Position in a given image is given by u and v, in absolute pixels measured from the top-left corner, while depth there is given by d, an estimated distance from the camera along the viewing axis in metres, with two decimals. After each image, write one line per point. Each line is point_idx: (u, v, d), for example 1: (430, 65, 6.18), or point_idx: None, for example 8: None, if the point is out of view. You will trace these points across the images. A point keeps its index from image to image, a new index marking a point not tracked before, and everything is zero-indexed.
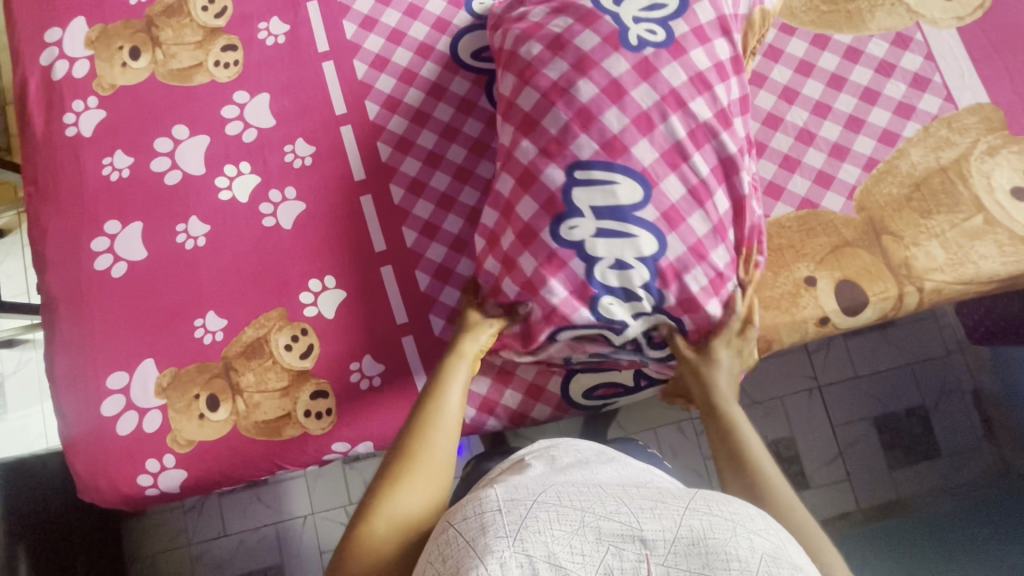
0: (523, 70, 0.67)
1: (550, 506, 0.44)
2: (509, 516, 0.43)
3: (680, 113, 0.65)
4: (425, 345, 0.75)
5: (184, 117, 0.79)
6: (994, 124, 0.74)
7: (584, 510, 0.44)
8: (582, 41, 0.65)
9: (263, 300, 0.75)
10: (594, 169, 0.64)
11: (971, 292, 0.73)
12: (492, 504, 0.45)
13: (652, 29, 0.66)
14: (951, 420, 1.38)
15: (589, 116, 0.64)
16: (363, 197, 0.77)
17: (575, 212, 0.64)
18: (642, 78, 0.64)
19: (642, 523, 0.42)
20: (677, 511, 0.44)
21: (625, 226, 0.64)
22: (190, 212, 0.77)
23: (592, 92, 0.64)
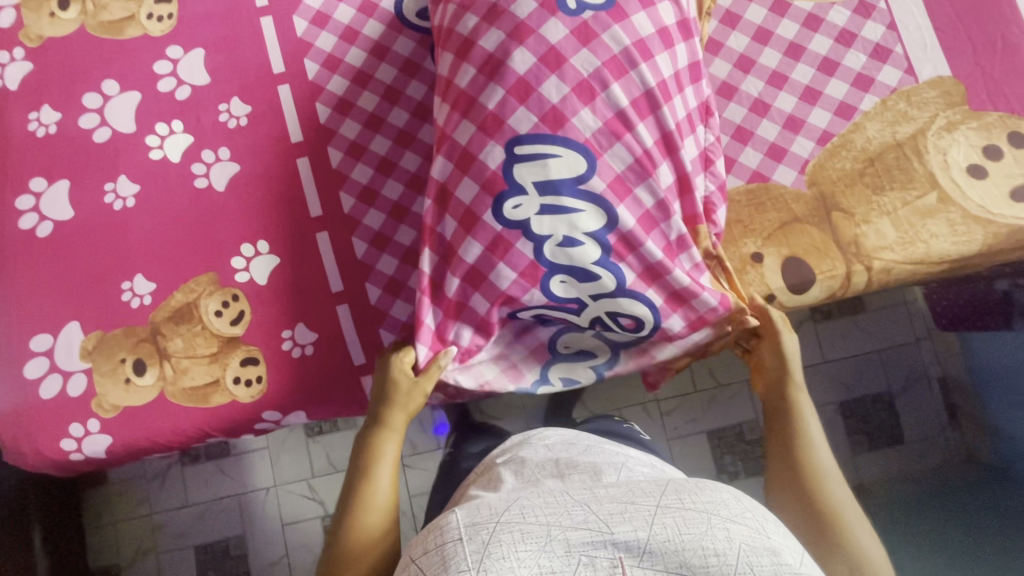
0: (462, 44, 0.63)
1: (514, 525, 0.43)
2: (471, 545, 0.42)
3: (621, 77, 0.60)
4: (360, 314, 0.73)
5: (114, 72, 0.75)
6: (953, 98, 0.71)
7: (550, 524, 0.43)
8: (517, 8, 0.60)
9: (194, 264, 0.73)
10: (531, 144, 0.60)
11: (923, 272, 0.71)
12: (453, 533, 0.44)
13: None
14: (917, 407, 1.38)
15: (527, 88, 0.59)
16: (300, 159, 0.75)
17: (517, 190, 0.60)
18: (582, 44, 0.59)
19: (613, 526, 0.42)
20: (648, 511, 0.43)
21: (569, 202, 0.60)
22: (120, 171, 0.74)
23: (529, 63, 0.59)
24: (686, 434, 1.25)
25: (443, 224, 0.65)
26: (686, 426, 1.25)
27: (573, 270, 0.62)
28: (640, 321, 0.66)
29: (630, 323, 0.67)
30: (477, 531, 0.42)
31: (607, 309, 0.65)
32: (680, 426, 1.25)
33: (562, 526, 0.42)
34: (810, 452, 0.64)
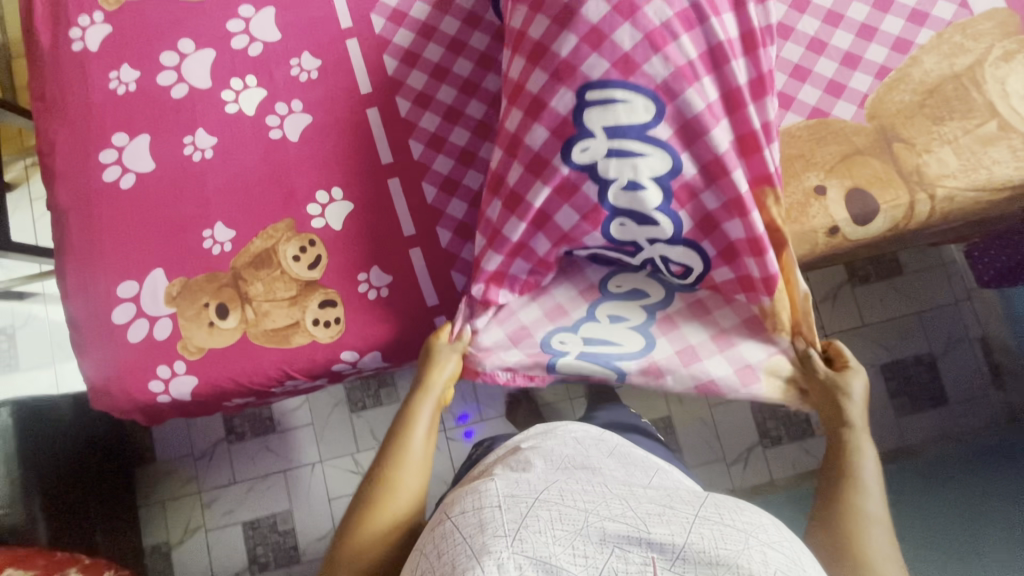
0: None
1: (552, 506, 0.45)
2: (509, 514, 0.44)
3: (692, 29, 0.60)
4: (432, 256, 0.75)
5: (190, 31, 0.78)
6: (1009, 29, 0.73)
7: (588, 512, 0.44)
8: None
9: (271, 211, 0.75)
10: (602, 90, 0.61)
11: (986, 200, 0.72)
12: (491, 500, 0.47)
13: None
14: (960, 367, 1.37)
15: (600, 35, 0.60)
16: (370, 109, 0.77)
17: (587, 134, 0.62)
18: None
19: (650, 526, 0.43)
20: (685, 519, 0.44)
21: (635, 146, 0.61)
22: (198, 125, 0.77)
23: (602, 11, 0.60)
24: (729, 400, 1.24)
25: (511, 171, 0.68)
26: None
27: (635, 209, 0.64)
28: (689, 269, 0.68)
29: (680, 270, 0.69)
30: (517, 503, 0.45)
31: (662, 254, 0.68)
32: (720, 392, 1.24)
33: (599, 516, 0.44)
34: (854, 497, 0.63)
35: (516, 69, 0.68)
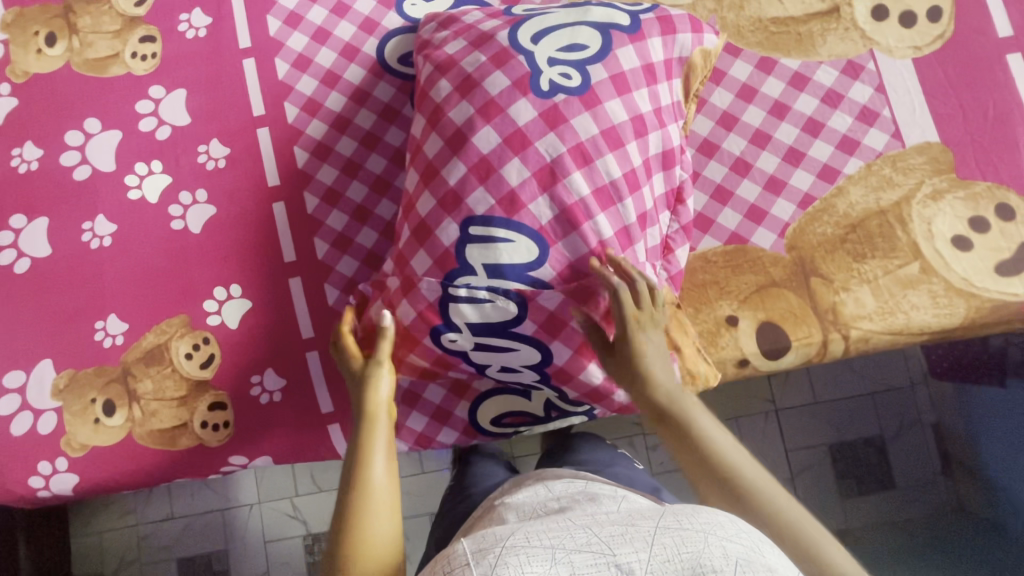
0: (432, 112, 0.62)
1: (518, 547, 0.41)
2: (477, 569, 0.40)
3: (584, 165, 0.58)
4: (329, 361, 0.73)
5: (98, 111, 0.76)
6: (941, 165, 0.69)
7: (553, 545, 0.42)
8: (491, 84, 0.59)
9: (167, 305, 0.73)
10: (485, 226, 0.58)
11: (901, 343, 0.69)
12: (460, 559, 0.42)
13: (567, 73, 0.59)
14: (911, 453, 1.22)
15: (489, 168, 0.58)
16: (277, 204, 0.75)
17: (468, 270, 0.58)
18: (549, 127, 0.58)
19: (615, 548, 0.41)
20: (648, 532, 0.43)
21: (516, 288, 0.58)
22: (98, 210, 0.74)
23: (492, 142, 0.58)
24: (674, 469, 1.17)
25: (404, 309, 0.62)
26: (672, 461, 1.17)
27: (504, 352, 0.61)
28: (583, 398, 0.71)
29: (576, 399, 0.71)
30: (483, 555, 0.41)
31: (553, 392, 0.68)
32: (666, 460, 1.17)
33: (565, 549, 0.41)
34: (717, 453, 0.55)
35: (409, 184, 0.64)
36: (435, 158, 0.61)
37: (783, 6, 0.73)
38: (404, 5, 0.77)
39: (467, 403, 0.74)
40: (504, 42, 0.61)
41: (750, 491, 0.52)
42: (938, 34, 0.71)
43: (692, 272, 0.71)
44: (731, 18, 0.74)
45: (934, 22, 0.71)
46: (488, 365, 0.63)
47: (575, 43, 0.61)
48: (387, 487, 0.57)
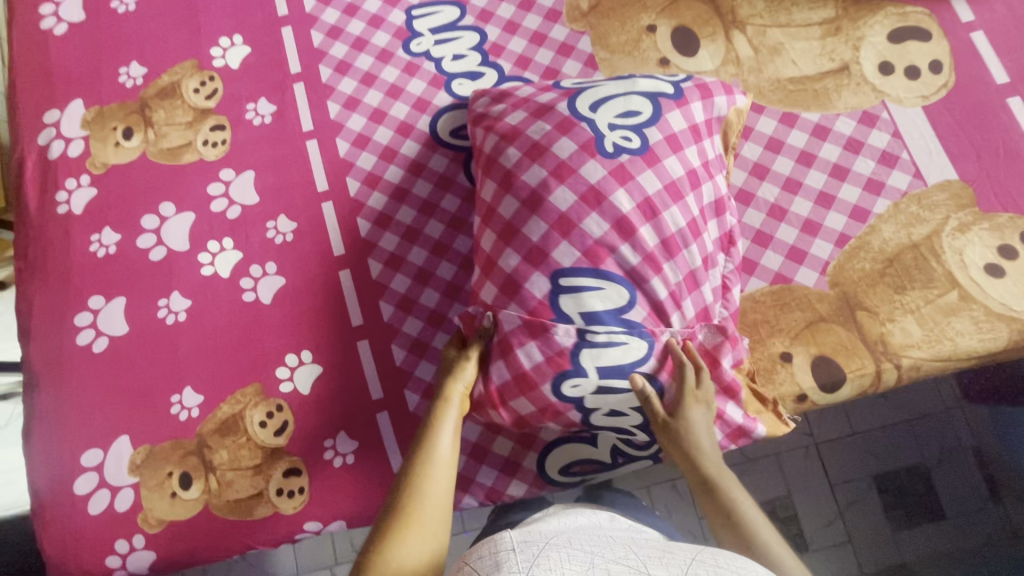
0: (504, 176, 0.67)
1: (561, 548, 0.48)
2: (523, 555, 0.46)
3: (650, 219, 0.63)
4: (400, 421, 0.75)
5: (171, 195, 0.81)
6: (963, 200, 0.75)
7: (593, 554, 0.48)
8: (560, 149, 0.65)
9: (240, 375, 0.76)
10: (574, 277, 0.62)
11: (951, 369, 0.72)
12: (505, 544, 0.48)
13: (628, 136, 0.65)
14: (956, 481, 1.21)
15: (569, 223, 0.63)
16: (342, 271, 0.79)
17: (564, 319, 0.62)
18: (619, 183, 0.63)
19: (650, 568, 0.46)
20: (683, 561, 0.48)
21: (614, 332, 0.62)
22: (173, 287, 0.78)
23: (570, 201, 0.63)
24: None
25: (493, 369, 0.65)
26: None
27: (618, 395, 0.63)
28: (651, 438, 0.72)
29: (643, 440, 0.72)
30: (530, 545, 0.47)
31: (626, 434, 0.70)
32: None
33: (602, 558, 0.47)
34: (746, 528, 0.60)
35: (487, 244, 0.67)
36: (513, 218, 0.65)
37: (797, 67, 0.81)
38: (452, 84, 0.84)
39: (535, 454, 0.76)
40: (566, 112, 0.67)
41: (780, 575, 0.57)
42: (942, 83, 0.79)
43: (742, 313, 0.75)
44: (752, 80, 0.81)
45: (936, 74, 0.79)
46: (597, 410, 0.64)
47: (629, 110, 0.67)
48: (451, 459, 0.61)
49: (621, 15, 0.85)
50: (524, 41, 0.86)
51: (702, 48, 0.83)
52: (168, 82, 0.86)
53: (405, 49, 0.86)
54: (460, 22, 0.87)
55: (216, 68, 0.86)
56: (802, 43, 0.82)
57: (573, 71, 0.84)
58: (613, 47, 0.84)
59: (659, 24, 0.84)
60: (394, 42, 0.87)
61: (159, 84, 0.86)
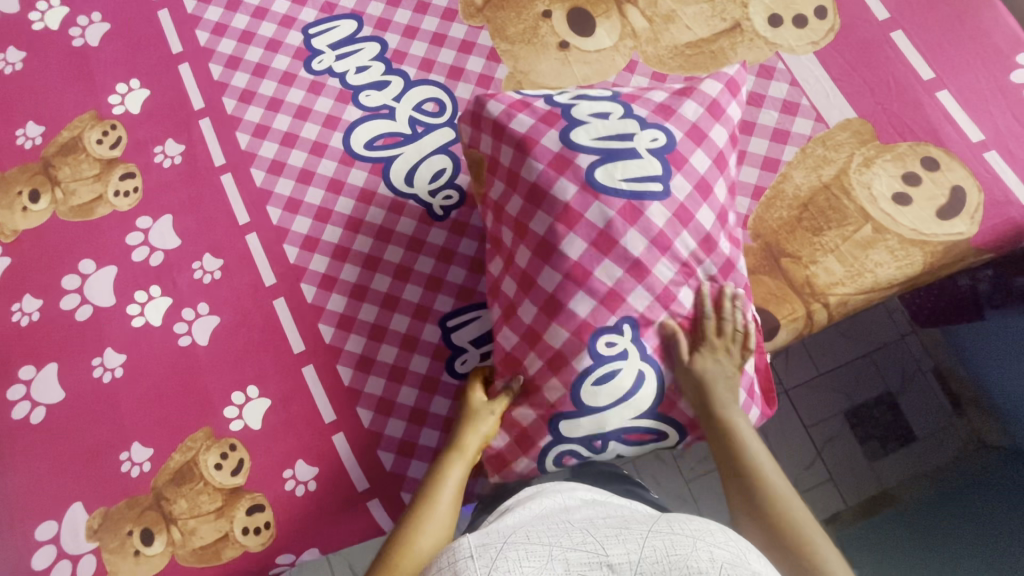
0: (562, 213, 0.62)
1: (519, 545, 0.49)
2: (480, 561, 0.47)
3: (636, 221, 0.62)
4: (357, 439, 0.75)
5: (89, 252, 0.80)
6: (864, 137, 0.77)
7: (551, 544, 0.49)
8: (560, 190, 0.62)
9: (187, 421, 0.75)
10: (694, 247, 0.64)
11: (876, 299, 0.74)
12: (463, 552, 0.49)
13: (655, 136, 0.64)
14: (920, 403, 1.24)
15: (687, 215, 0.63)
16: (276, 300, 0.78)
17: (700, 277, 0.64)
18: (678, 168, 0.64)
19: (608, 549, 0.48)
20: (640, 535, 0.50)
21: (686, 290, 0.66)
22: (105, 344, 0.77)
23: (665, 215, 0.62)
24: (706, 472, 1.08)
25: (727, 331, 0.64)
26: (701, 464, 1.08)
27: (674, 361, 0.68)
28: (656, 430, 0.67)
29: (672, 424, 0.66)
30: (485, 550, 0.48)
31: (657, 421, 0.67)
32: (696, 465, 1.08)
33: (562, 547, 0.49)
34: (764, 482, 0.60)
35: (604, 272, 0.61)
36: (546, 234, 0.63)
37: (692, 31, 0.83)
38: (360, 97, 0.84)
39: None
40: (560, 146, 0.64)
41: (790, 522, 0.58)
42: (829, 28, 0.81)
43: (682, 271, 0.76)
44: (651, 50, 0.83)
45: (821, 20, 0.81)
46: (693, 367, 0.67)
47: (599, 112, 0.67)
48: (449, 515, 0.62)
49: (515, 5, 0.85)
50: (425, 44, 0.86)
51: (599, 26, 0.84)
52: (69, 137, 0.84)
53: (307, 69, 0.86)
54: (359, 34, 0.87)
55: (116, 116, 0.85)
56: (693, 8, 0.83)
57: (477, 66, 0.84)
58: (512, 38, 0.85)
59: (553, 9, 0.84)
60: (295, 63, 0.86)
61: (60, 141, 0.84)
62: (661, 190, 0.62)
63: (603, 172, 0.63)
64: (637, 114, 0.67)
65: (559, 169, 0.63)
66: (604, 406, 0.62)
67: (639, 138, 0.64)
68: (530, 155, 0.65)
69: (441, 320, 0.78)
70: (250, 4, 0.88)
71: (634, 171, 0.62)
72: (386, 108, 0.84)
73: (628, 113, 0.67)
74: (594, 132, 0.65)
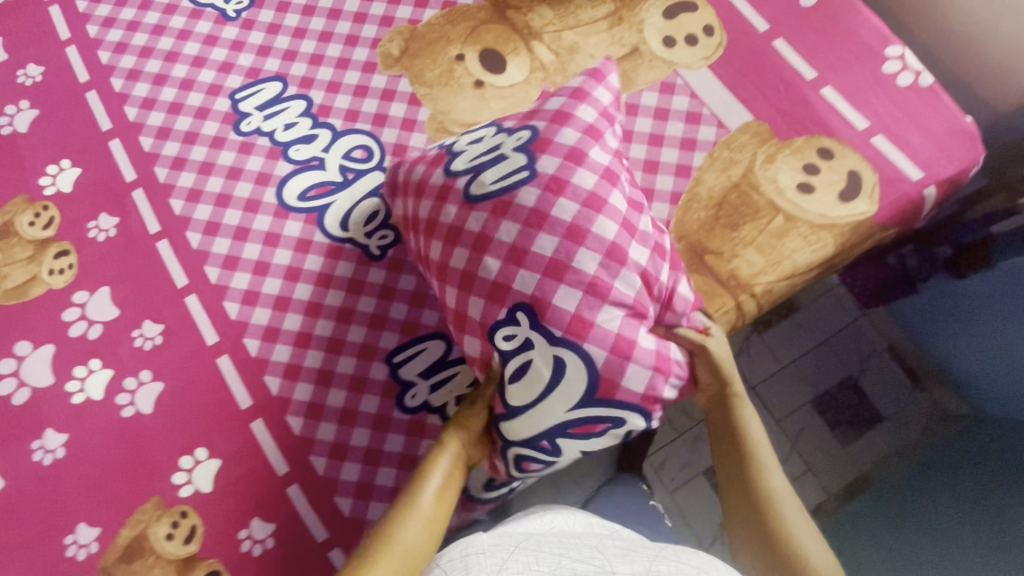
0: (448, 232, 0.67)
1: (528, 551, 0.53)
2: (492, 559, 0.52)
3: (507, 214, 0.64)
4: (313, 488, 0.74)
5: (25, 333, 0.79)
6: (764, 136, 0.83)
7: (560, 556, 0.52)
8: (444, 217, 0.68)
9: (135, 493, 0.73)
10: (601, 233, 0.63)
11: (799, 283, 0.78)
12: (477, 548, 0.54)
13: (519, 137, 0.69)
14: (882, 382, 1.27)
15: (561, 182, 0.65)
16: (220, 358, 0.78)
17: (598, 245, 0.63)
18: (541, 150, 0.67)
19: (614, 566, 0.51)
20: (647, 558, 0.52)
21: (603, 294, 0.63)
22: (45, 426, 0.75)
23: (535, 194, 0.64)
24: (688, 481, 1.07)
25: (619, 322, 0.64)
26: (682, 472, 1.08)
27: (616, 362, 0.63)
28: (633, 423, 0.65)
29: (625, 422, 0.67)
30: (498, 550, 0.53)
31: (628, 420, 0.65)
32: (677, 474, 1.08)
33: (569, 559, 0.52)
34: (760, 473, 0.64)
35: (489, 270, 0.64)
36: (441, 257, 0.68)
37: (596, 58, 0.89)
38: (289, 151, 0.87)
39: None
40: (441, 177, 0.70)
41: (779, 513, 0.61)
42: (718, 43, 0.88)
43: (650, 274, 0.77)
44: (560, 80, 0.88)
45: (710, 36, 0.88)
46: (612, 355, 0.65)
47: (475, 138, 0.73)
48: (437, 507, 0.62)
49: (430, 52, 0.91)
50: (348, 96, 0.90)
51: (510, 63, 0.89)
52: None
53: (236, 131, 0.89)
54: (285, 94, 0.91)
55: (48, 196, 0.86)
56: (594, 38, 0.90)
57: (399, 112, 0.89)
58: (430, 82, 0.89)
59: (465, 52, 0.90)
60: (224, 127, 0.89)
61: None
62: (528, 175, 0.65)
63: (479, 186, 0.66)
64: (507, 128, 0.72)
65: (445, 196, 0.68)
66: (527, 403, 0.63)
67: (507, 144, 0.69)
68: (422, 198, 0.71)
69: (388, 357, 0.79)
70: (177, 78, 0.92)
71: (504, 171, 0.66)
72: (316, 160, 0.87)
73: (499, 130, 0.72)
74: (468, 156, 0.70)
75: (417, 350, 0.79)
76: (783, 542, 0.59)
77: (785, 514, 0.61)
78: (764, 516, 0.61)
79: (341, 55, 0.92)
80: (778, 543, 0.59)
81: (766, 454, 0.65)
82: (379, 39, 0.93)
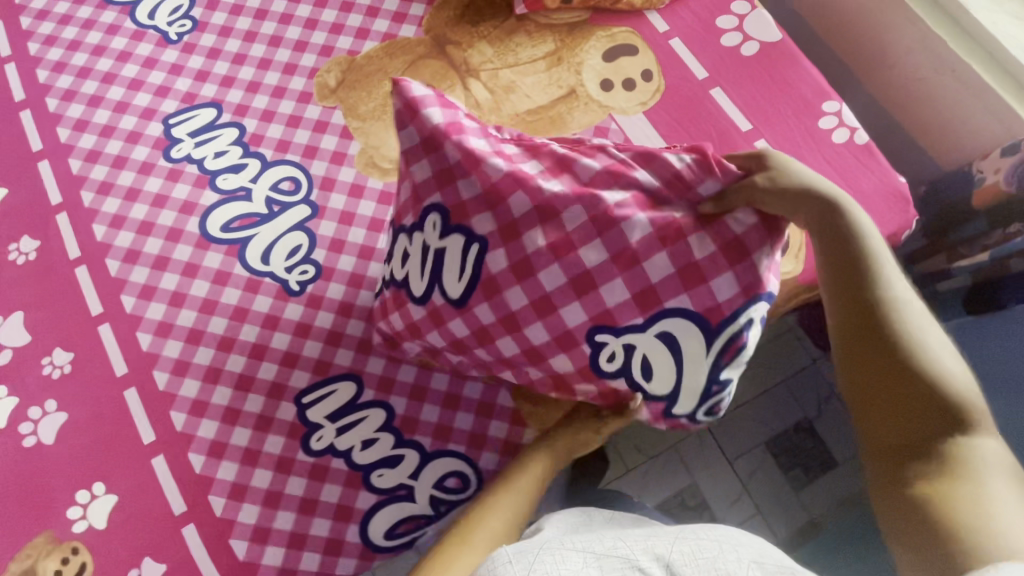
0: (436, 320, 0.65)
1: (553, 551, 0.48)
2: (517, 567, 0.46)
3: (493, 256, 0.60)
4: (209, 530, 0.72)
5: None
6: None
7: (585, 551, 0.48)
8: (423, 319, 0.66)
9: (28, 526, 0.72)
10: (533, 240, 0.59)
11: None
12: (500, 559, 0.47)
13: (430, 224, 0.63)
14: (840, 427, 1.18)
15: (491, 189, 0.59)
16: (127, 390, 0.77)
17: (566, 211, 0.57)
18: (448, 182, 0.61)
19: (637, 554, 0.47)
20: (669, 539, 0.49)
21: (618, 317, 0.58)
22: None
23: (490, 219, 0.59)
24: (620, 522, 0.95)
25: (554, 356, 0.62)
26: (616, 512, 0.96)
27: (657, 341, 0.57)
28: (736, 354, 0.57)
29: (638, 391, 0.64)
30: (523, 556, 0.47)
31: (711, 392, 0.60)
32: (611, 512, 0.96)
33: (595, 554, 0.47)
34: (912, 333, 0.50)
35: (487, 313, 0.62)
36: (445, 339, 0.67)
37: (531, 98, 0.87)
38: (217, 181, 0.86)
39: (356, 526, 0.74)
40: (413, 306, 0.67)
41: (935, 380, 0.48)
42: (655, 88, 0.87)
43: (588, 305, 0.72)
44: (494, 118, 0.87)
45: (648, 82, 0.87)
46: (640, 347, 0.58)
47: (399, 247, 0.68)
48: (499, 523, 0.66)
49: (366, 85, 0.90)
50: (281, 126, 0.89)
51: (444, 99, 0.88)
52: None
53: (166, 157, 0.88)
54: (219, 121, 0.90)
55: None
56: (532, 77, 0.88)
57: (330, 144, 0.88)
58: (363, 116, 0.89)
59: None
60: (154, 153, 0.88)
61: None
62: (475, 235, 0.60)
63: (448, 289, 0.63)
64: (407, 223, 0.66)
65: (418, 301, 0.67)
66: (680, 371, 0.58)
67: (427, 235, 0.63)
68: (389, 315, 0.71)
69: (297, 397, 0.78)
70: (113, 100, 0.91)
71: (455, 252, 0.61)
72: (242, 190, 0.86)
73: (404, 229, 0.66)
74: (414, 272, 0.66)
75: (327, 392, 0.78)
76: (954, 411, 0.48)
77: (942, 378, 0.48)
78: (916, 411, 0.48)
79: (279, 83, 0.92)
80: (957, 409, 0.48)
81: (919, 329, 0.50)
82: (317, 68, 0.92)
